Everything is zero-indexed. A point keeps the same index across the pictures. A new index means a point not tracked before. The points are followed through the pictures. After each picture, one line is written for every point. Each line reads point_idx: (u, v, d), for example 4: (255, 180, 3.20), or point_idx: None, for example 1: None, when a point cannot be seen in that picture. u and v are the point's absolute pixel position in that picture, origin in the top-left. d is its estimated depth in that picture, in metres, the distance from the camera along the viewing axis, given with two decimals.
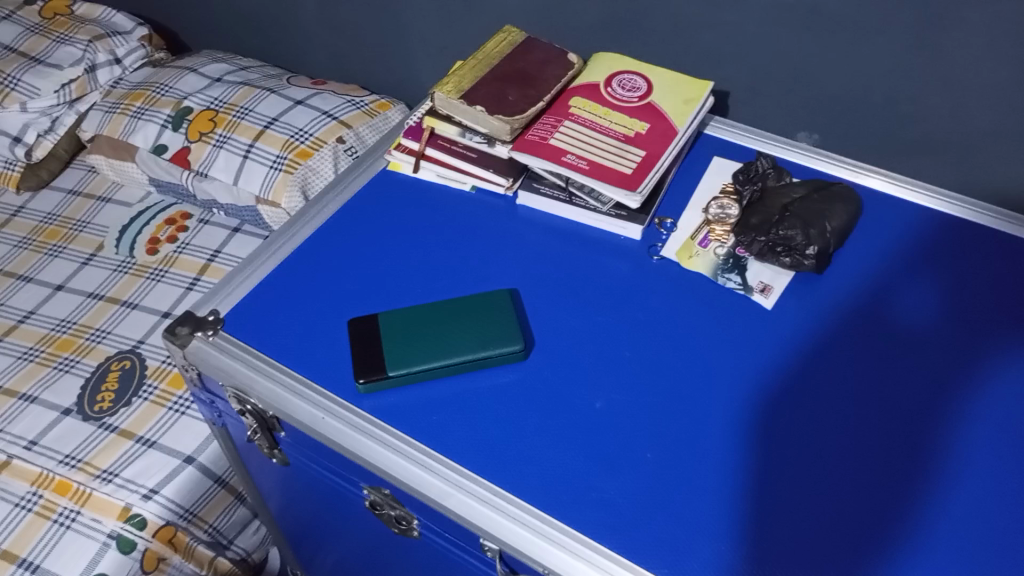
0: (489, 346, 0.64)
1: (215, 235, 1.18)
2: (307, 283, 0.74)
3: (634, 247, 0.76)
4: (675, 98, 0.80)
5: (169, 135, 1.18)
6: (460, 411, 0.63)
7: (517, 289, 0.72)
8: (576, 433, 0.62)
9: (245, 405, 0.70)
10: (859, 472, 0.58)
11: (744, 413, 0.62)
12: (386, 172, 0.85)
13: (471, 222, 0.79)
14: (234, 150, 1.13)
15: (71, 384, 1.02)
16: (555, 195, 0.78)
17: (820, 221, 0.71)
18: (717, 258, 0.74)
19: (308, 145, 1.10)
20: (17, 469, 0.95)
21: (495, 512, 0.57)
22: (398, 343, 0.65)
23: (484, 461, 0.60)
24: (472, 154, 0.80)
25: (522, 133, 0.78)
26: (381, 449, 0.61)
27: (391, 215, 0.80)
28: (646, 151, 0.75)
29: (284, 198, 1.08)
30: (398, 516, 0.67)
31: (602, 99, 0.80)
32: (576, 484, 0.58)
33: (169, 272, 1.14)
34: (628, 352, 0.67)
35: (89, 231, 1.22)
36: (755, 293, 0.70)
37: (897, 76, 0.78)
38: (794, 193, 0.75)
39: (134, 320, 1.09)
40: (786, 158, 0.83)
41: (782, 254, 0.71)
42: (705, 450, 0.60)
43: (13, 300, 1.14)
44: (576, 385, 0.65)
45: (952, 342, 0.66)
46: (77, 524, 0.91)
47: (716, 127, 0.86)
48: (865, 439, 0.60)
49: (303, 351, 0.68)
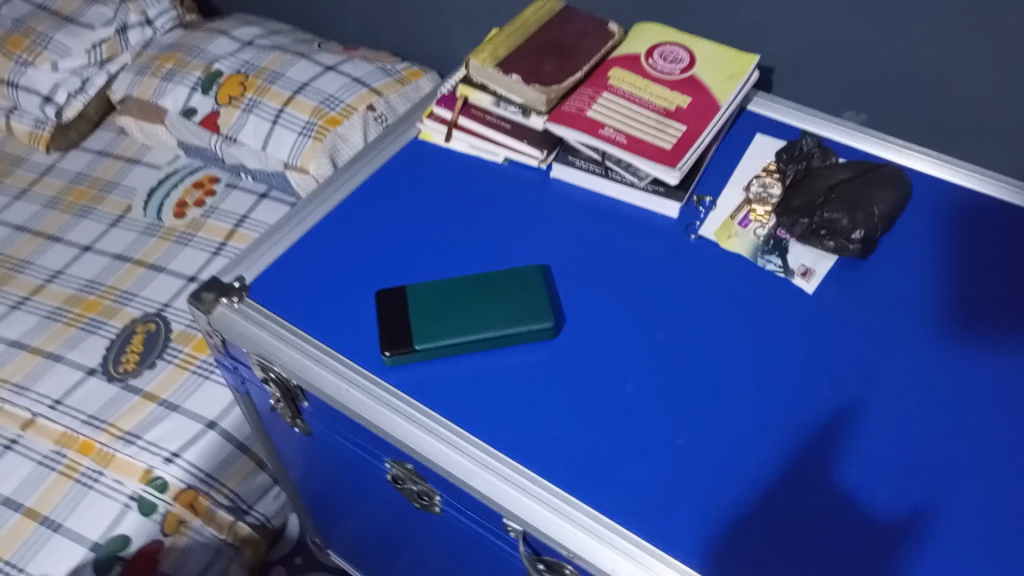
0: (518, 322, 0.63)
1: (243, 201, 1.17)
2: (333, 252, 0.72)
3: (670, 226, 0.73)
4: (718, 73, 0.77)
5: (198, 98, 1.17)
6: (486, 389, 0.62)
7: (548, 266, 0.70)
8: (604, 415, 0.60)
9: (268, 374, 0.69)
10: (897, 465, 0.56)
11: (782, 398, 0.60)
12: (417, 142, 0.83)
13: (505, 196, 0.77)
14: (263, 114, 1.11)
15: (97, 345, 1.02)
16: (591, 168, 0.75)
17: (867, 204, 0.68)
18: (756, 239, 0.71)
19: (338, 112, 1.09)
20: (42, 428, 0.96)
21: (521, 492, 0.56)
22: (425, 317, 0.63)
23: (510, 440, 0.59)
24: (507, 125, 0.78)
25: (559, 104, 0.75)
26: (406, 424, 0.60)
27: (422, 184, 0.78)
28: (686, 126, 0.72)
29: (312, 165, 1.07)
30: (420, 491, 0.65)
31: (642, 71, 0.77)
32: (607, 469, 0.57)
33: (196, 236, 1.13)
34: (662, 332, 0.65)
35: (117, 193, 1.21)
36: (795, 277, 0.68)
37: (954, 57, 0.75)
38: (841, 174, 0.71)
39: (160, 283, 1.08)
40: (832, 137, 0.79)
41: (826, 237, 0.68)
42: (740, 437, 0.58)
43: (41, 259, 1.14)
44: (606, 366, 0.63)
45: (994, 333, 0.63)
46: (99, 485, 0.92)
47: (758, 103, 0.83)
48: (900, 431, 0.58)
49: (327, 323, 0.67)
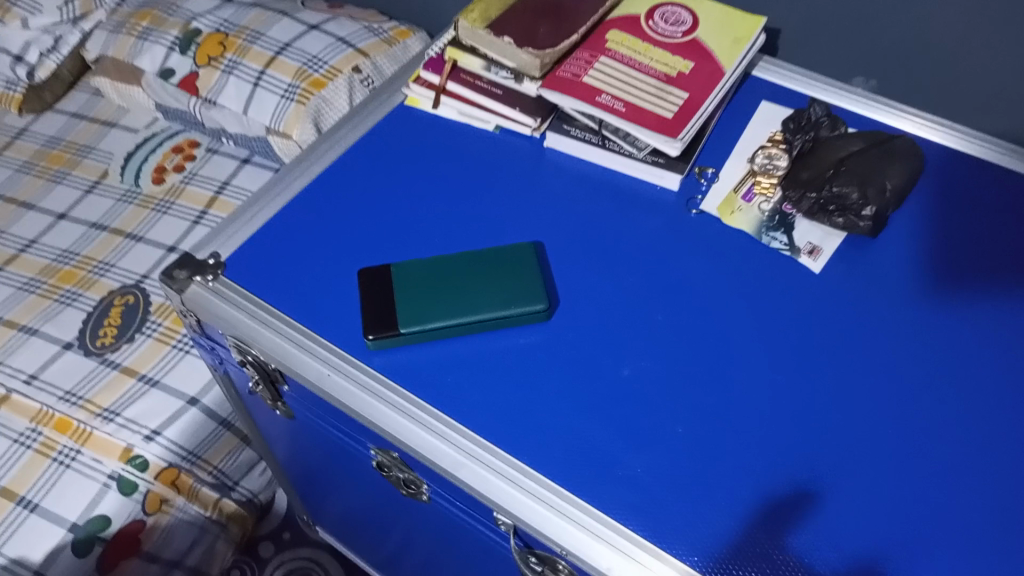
0: (510, 304, 0.59)
1: (224, 166, 1.12)
2: (315, 226, 0.68)
3: (670, 200, 0.69)
4: (723, 37, 0.73)
5: (176, 58, 1.12)
6: (476, 376, 0.58)
7: (541, 243, 0.66)
8: (600, 403, 0.57)
9: (245, 357, 0.65)
10: (908, 458, 0.53)
11: (788, 387, 0.57)
12: (404, 108, 0.79)
13: (496, 167, 0.73)
14: (244, 76, 1.06)
15: (74, 317, 0.98)
16: (587, 139, 0.71)
17: (879, 179, 0.65)
18: (761, 214, 0.67)
19: (322, 74, 1.04)
20: (18, 405, 0.93)
21: (511, 485, 0.53)
22: (412, 299, 0.60)
23: (501, 429, 0.56)
24: (498, 91, 0.73)
25: (553, 69, 0.71)
26: (390, 412, 0.57)
27: (409, 154, 0.74)
28: (688, 94, 0.68)
29: (296, 130, 1.02)
30: (407, 479, 0.63)
31: (643, 34, 0.73)
32: (602, 461, 0.54)
33: (176, 204, 1.09)
34: (662, 314, 0.62)
35: (93, 158, 1.16)
36: (802, 255, 0.64)
37: (973, 21, 0.70)
38: (851, 146, 0.68)
39: (138, 253, 1.04)
40: (841, 105, 0.75)
41: (835, 214, 0.65)
42: (743, 428, 0.55)
43: (15, 227, 1.09)
44: (602, 351, 0.59)
45: (1012, 315, 0.60)
46: (77, 464, 0.89)
47: (764, 68, 0.78)
48: (913, 421, 0.55)
49: (308, 304, 0.63)
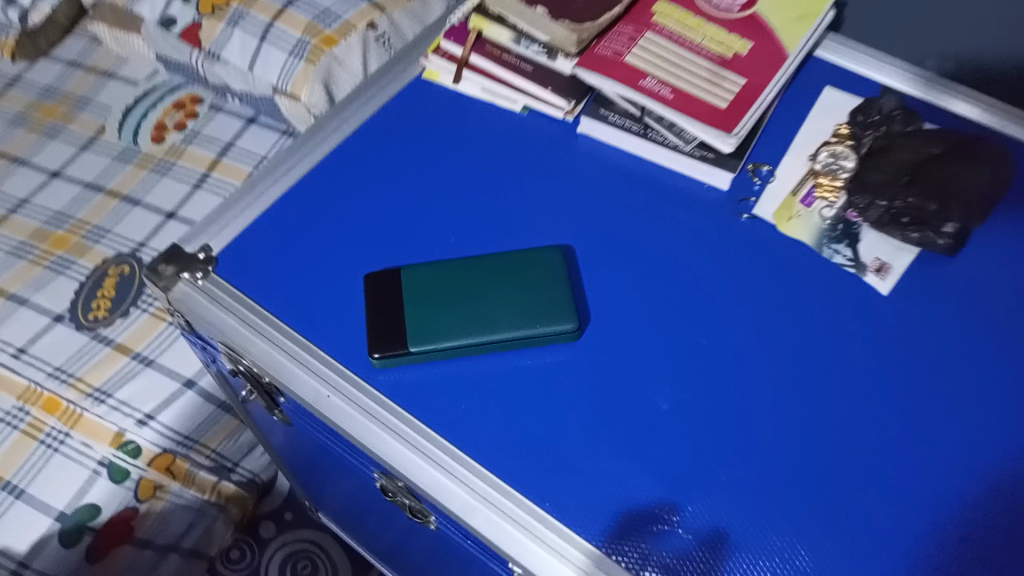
0: (534, 323, 0.52)
1: (228, 126, 1.04)
2: (318, 219, 0.61)
3: (719, 200, 0.61)
4: (786, 12, 0.64)
5: (179, 6, 1.03)
6: (495, 403, 0.52)
7: (569, 246, 0.59)
8: (633, 442, 0.50)
9: (238, 365, 0.59)
10: (984, 526, 0.47)
11: (846, 431, 0.50)
12: (422, 81, 0.70)
13: (523, 154, 0.65)
14: (250, 29, 0.98)
15: (66, 288, 0.92)
16: (628, 126, 0.63)
17: (964, 188, 0.56)
18: (822, 222, 0.59)
19: (335, 30, 0.95)
20: (5, 381, 0.87)
21: (530, 538, 0.47)
22: (424, 313, 0.53)
23: (521, 468, 0.50)
24: (527, 67, 0.65)
25: (592, 45, 0.62)
26: (397, 444, 0.51)
27: (425, 137, 0.66)
28: (746, 79, 0.60)
29: (304, 92, 0.94)
30: (413, 506, 0.57)
31: (694, 6, 0.64)
32: (634, 512, 0.48)
33: (177, 165, 1.02)
34: (704, 336, 0.54)
35: (89, 111, 1.09)
36: (868, 273, 0.57)
37: None
38: (930, 146, 0.59)
39: (136, 219, 0.97)
40: (915, 94, 0.66)
41: (910, 228, 0.57)
42: (795, 479, 0.49)
43: (6, 186, 1.03)
44: (637, 379, 0.53)
45: None
46: (65, 449, 0.84)
47: (830, 47, 0.69)
48: (986, 476, 0.49)
49: (308, 311, 0.56)
